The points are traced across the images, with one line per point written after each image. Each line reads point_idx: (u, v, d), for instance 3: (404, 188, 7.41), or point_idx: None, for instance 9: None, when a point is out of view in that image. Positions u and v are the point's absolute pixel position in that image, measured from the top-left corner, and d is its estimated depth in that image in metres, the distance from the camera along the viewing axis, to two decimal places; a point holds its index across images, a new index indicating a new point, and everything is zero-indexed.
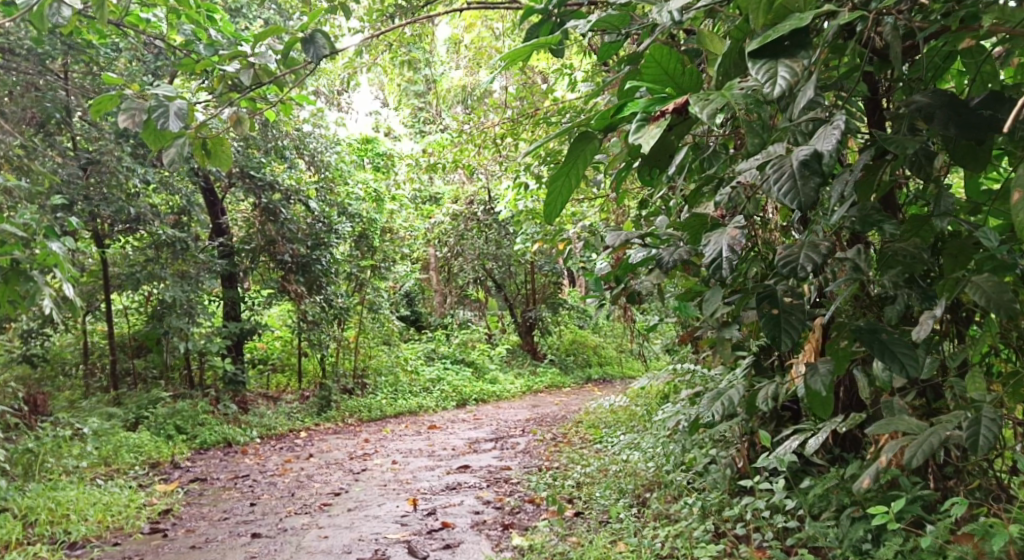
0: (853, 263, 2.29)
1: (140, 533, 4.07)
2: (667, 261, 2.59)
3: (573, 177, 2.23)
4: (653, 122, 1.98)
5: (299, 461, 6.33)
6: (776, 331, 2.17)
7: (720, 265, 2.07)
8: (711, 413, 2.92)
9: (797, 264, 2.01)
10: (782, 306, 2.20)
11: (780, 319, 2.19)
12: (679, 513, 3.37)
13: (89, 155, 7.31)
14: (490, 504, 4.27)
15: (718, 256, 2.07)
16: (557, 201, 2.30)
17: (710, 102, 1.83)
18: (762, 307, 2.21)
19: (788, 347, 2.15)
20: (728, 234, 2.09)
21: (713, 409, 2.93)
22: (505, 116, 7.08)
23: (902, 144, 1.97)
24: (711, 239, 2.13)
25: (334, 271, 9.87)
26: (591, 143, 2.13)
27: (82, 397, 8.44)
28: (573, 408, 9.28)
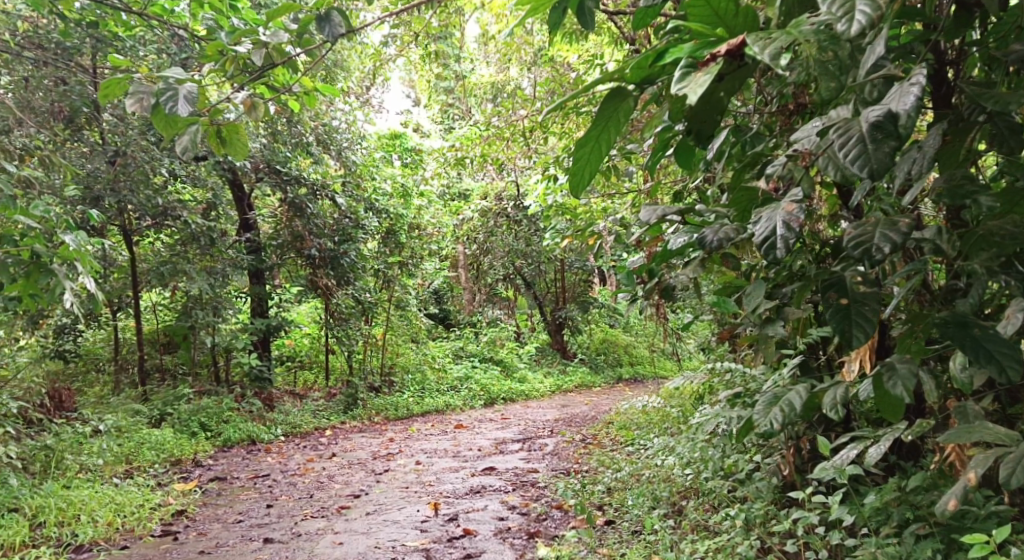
0: (934, 245, 2.06)
1: (151, 536, 3.92)
2: (712, 240, 2.28)
3: (603, 143, 1.93)
4: (702, 69, 1.69)
5: (321, 461, 6.16)
6: (846, 323, 1.96)
7: (773, 243, 1.84)
8: (770, 423, 2.54)
9: (870, 244, 1.77)
10: (851, 295, 1.98)
11: (850, 309, 1.97)
12: (720, 525, 3.13)
13: (113, 147, 7.22)
14: (515, 510, 4.06)
15: (771, 234, 1.85)
16: (584, 173, 2.01)
17: (773, 41, 1.63)
18: (828, 297, 1.99)
19: (862, 342, 1.92)
20: (784, 209, 1.86)
21: (771, 418, 2.55)
22: (535, 109, 6.83)
23: (1002, 101, 1.77)
24: (764, 215, 1.89)
25: (361, 267, 9.71)
26: (624, 100, 1.85)
27: (109, 393, 8.38)
28: (604, 408, 9.04)
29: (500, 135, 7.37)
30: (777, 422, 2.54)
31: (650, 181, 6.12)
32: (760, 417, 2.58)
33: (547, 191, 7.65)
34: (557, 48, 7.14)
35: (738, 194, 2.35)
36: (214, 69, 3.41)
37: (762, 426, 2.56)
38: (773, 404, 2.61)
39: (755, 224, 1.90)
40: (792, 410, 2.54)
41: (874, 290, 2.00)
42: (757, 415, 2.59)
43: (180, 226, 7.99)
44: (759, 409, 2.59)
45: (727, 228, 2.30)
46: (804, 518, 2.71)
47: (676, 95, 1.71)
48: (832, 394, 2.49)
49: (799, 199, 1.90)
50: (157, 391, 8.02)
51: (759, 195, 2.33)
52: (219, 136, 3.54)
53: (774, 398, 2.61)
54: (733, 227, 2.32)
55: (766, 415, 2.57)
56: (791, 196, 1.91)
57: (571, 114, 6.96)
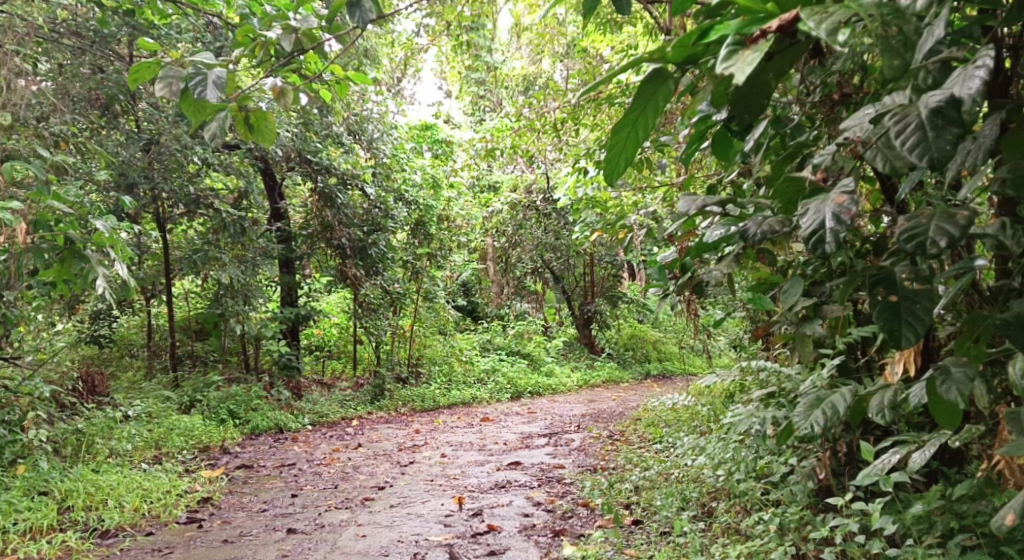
0: (996, 240, 1.99)
1: (176, 523, 3.91)
2: (754, 233, 2.19)
3: (640, 127, 1.85)
4: (750, 47, 1.59)
5: (347, 451, 6.14)
6: (895, 322, 1.84)
7: (820, 238, 1.74)
8: (810, 426, 2.45)
9: (923, 238, 1.67)
10: (901, 292, 1.88)
11: (900, 307, 1.86)
12: (752, 528, 3.05)
13: (146, 135, 7.25)
14: (541, 506, 4.00)
15: (819, 228, 1.74)
16: (619, 158, 1.93)
17: (829, 16, 1.53)
18: (875, 294, 1.89)
19: (912, 341, 1.80)
20: (834, 201, 1.76)
21: (813, 421, 2.46)
22: (567, 100, 6.72)
23: None
24: (812, 207, 1.79)
25: (390, 257, 9.70)
26: (664, 82, 1.76)
27: (140, 378, 8.46)
28: (632, 404, 8.93)
29: (532, 127, 7.27)
30: (819, 425, 2.44)
31: (683, 175, 6.01)
32: (800, 420, 2.50)
33: (578, 184, 7.56)
34: (590, 40, 7.02)
35: (782, 186, 2.14)
36: (243, 54, 3.37)
37: (803, 429, 2.48)
38: (815, 406, 2.51)
39: (801, 217, 1.79)
40: (836, 412, 2.44)
41: (926, 287, 1.88)
42: (797, 418, 2.50)
43: (212, 214, 8.02)
44: (799, 411, 2.50)
45: (773, 221, 2.18)
46: (842, 524, 2.62)
47: (721, 74, 1.61)
48: (879, 398, 2.38)
49: (850, 190, 1.78)
50: (186, 378, 8.08)
51: (807, 188, 2.13)
52: (246, 122, 3.49)
53: (816, 399, 2.51)
54: (778, 219, 2.19)
55: (807, 418, 2.48)
56: (841, 187, 1.80)
57: (603, 106, 6.84)
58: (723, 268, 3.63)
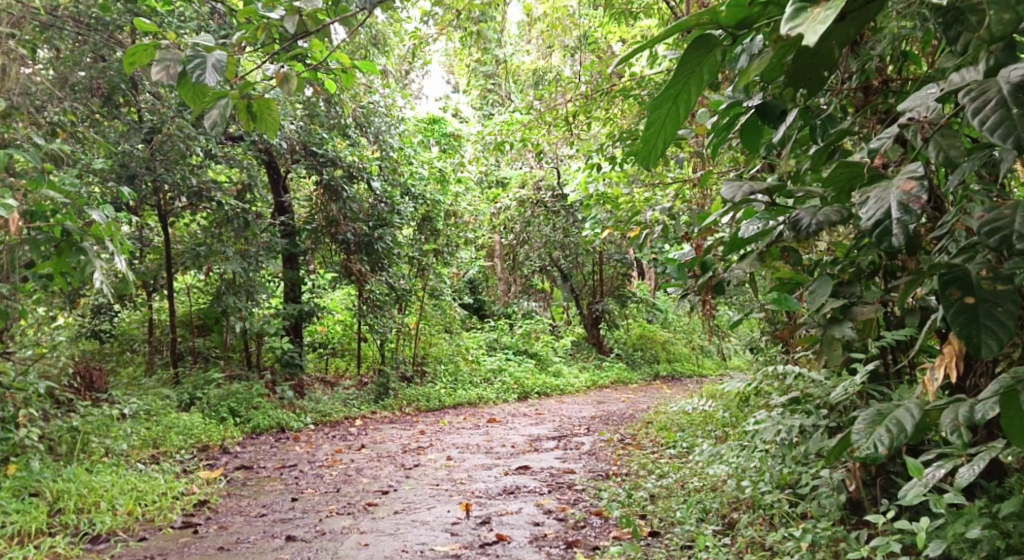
0: None
1: (171, 527, 3.75)
2: (807, 224, 2.07)
3: (683, 103, 1.67)
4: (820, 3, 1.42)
5: (350, 451, 5.98)
6: (973, 328, 1.73)
7: (887, 229, 1.60)
8: (874, 446, 1.92)
9: (1008, 234, 1.60)
10: (978, 294, 1.75)
11: (978, 310, 1.74)
12: (780, 544, 2.89)
13: (148, 124, 7.09)
14: (551, 515, 3.83)
15: (884, 218, 1.64)
16: (658, 140, 1.75)
17: None
18: (950, 295, 1.77)
19: (993, 350, 1.69)
20: (899, 188, 1.65)
21: (876, 439, 1.93)
22: (579, 93, 6.51)
23: None
24: (874, 195, 1.68)
25: (396, 253, 9.53)
26: (712, 50, 1.59)
27: (142, 374, 8.31)
28: (641, 407, 8.75)
29: (542, 120, 7.06)
30: (884, 445, 1.92)
31: (699, 170, 5.83)
32: (858, 438, 1.96)
33: (588, 180, 7.35)
34: (603, 31, 6.81)
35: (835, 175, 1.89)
36: (245, 36, 3.13)
37: (863, 450, 1.94)
38: (876, 422, 1.99)
39: (864, 205, 1.68)
40: (904, 430, 1.93)
41: (1009, 288, 1.74)
42: (855, 437, 1.97)
43: (215, 207, 7.86)
44: (858, 429, 1.97)
45: (826, 210, 2.06)
46: (883, 544, 2.46)
47: (786, 36, 1.45)
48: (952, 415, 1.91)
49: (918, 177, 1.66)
50: (188, 375, 7.92)
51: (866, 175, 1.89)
52: (249, 112, 3.25)
53: (877, 414, 2.00)
54: (833, 206, 2.06)
55: (868, 436, 1.95)
56: (906, 172, 1.68)
57: (616, 100, 6.64)
58: (746, 267, 3.47)
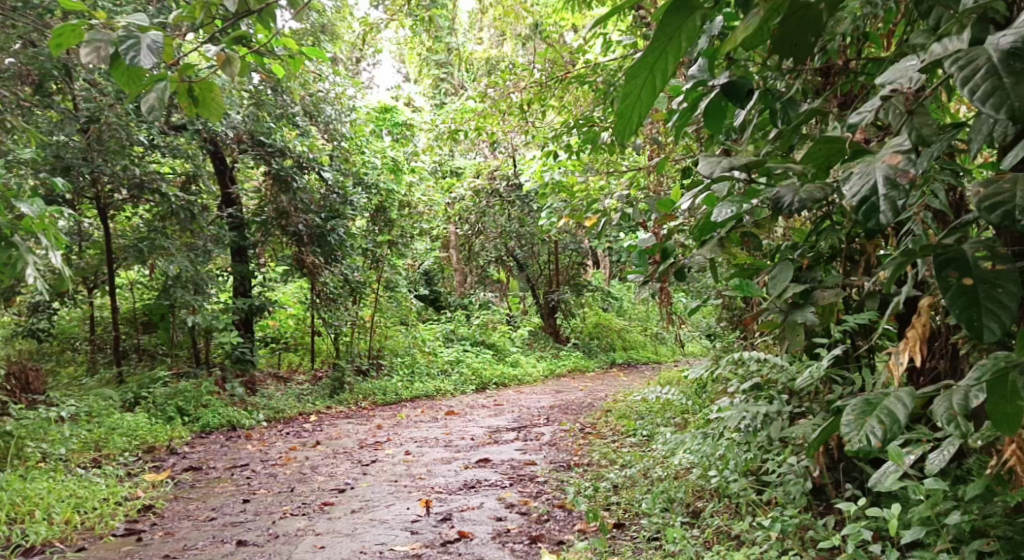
0: None
1: (113, 536, 3.55)
2: (789, 200, 1.95)
3: (662, 72, 1.55)
4: None
5: (305, 449, 5.81)
6: (973, 312, 1.61)
7: (874, 206, 1.57)
8: (869, 439, 1.63)
9: (1011, 207, 1.50)
10: (977, 274, 1.63)
11: (977, 292, 1.61)
12: (748, 534, 2.84)
13: (85, 113, 6.79)
14: (514, 509, 3.74)
15: (870, 195, 1.58)
16: (634, 113, 1.61)
17: None
18: (948, 277, 1.64)
19: (999, 334, 1.58)
20: (885, 162, 1.59)
21: (870, 431, 1.65)
22: (534, 80, 6.41)
23: None
24: (859, 169, 1.63)
25: (349, 245, 9.33)
26: (692, 14, 1.50)
27: (84, 374, 7.99)
28: (600, 395, 8.72)
29: (497, 107, 6.94)
30: (879, 438, 1.64)
31: (656, 157, 5.78)
32: (848, 430, 1.67)
33: (545, 168, 7.25)
34: (557, 16, 6.70)
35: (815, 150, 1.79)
36: (182, 15, 2.92)
37: (855, 444, 1.65)
38: (864, 411, 1.71)
39: (848, 180, 1.62)
40: (899, 421, 1.67)
41: (1006, 268, 1.63)
42: (844, 428, 1.67)
43: (158, 199, 7.57)
44: (847, 420, 1.68)
45: (805, 188, 1.97)
46: (854, 532, 2.41)
47: None
48: (945, 403, 1.70)
49: (903, 150, 1.63)
50: (133, 374, 7.64)
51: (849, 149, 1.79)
52: (190, 96, 3.00)
53: (867, 404, 1.71)
54: (813, 184, 1.98)
55: (859, 427, 1.67)
56: (892, 146, 1.63)
57: (571, 87, 6.56)
58: (708, 252, 3.42)
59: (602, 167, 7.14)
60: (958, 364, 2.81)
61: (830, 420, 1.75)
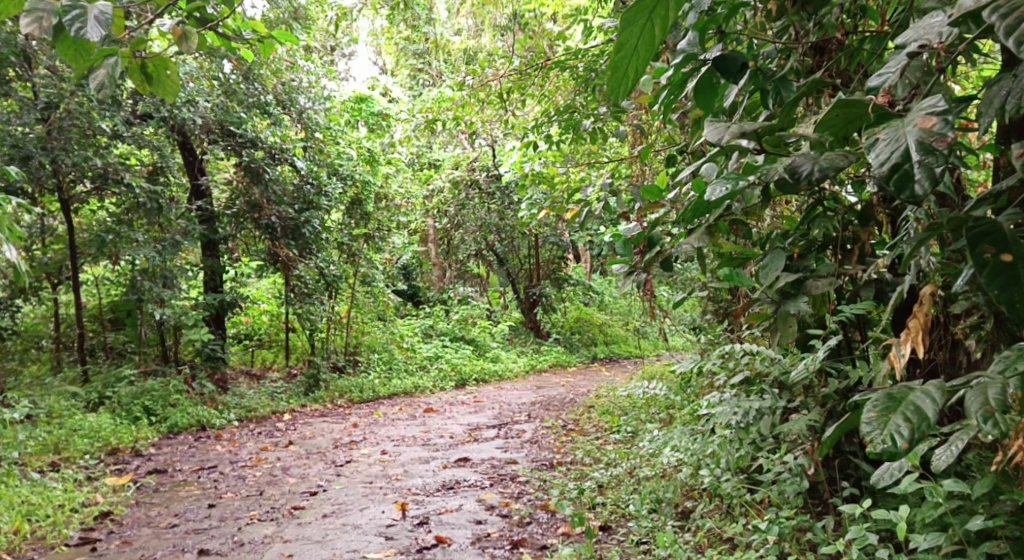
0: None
1: (65, 546, 3.33)
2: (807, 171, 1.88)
3: (661, 18, 1.46)
4: None
5: (276, 449, 5.59)
6: (1014, 291, 1.51)
7: (906, 173, 1.46)
8: (895, 441, 1.50)
9: None
10: (1015, 249, 1.52)
11: (1018, 269, 1.51)
12: (743, 537, 2.70)
13: (43, 100, 6.50)
14: (494, 511, 3.57)
15: (903, 162, 1.47)
16: (628, 64, 1.54)
17: None
18: (983, 254, 1.54)
19: None
20: (918, 126, 1.48)
21: (895, 431, 1.51)
22: (513, 67, 6.22)
23: None
24: (887, 134, 1.51)
25: (325, 238, 9.09)
26: None
27: (48, 373, 7.70)
28: (582, 390, 8.57)
29: (474, 96, 6.74)
30: (904, 438, 1.50)
31: (638, 145, 5.62)
32: (870, 429, 1.54)
33: (524, 159, 7.06)
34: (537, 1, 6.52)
35: (836, 112, 1.67)
36: None
37: (879, 445, 1.51)
38: (888, 407, 1.58)
39: (875, 147, 1.51)
40: (926, 418, 1.53)
41: None
42: (866, 427, 1.53)
43: (123, 191, 7.30)
44: (868, 418, 1.55)
45: (825, 157, 1.90)
46: (857, 535, 2.27)
47: None
48: (980, 398, 1.55)
49: (938, 112, 1.52)
50: (98, 373, 7.38)
51: (873, 113, 1.64)
52: (143, 73, 2.76)
53: (891, 399, 1.57)
54: (833, 153, 1.91)
55: (882, 426, 1.53)
56: (923, 108, 1.52)
57: (551, 74, 6.38)
58: (694, 241, 3.30)
59: (581, 157, 6.97)
60: (957, 355, 2.67)
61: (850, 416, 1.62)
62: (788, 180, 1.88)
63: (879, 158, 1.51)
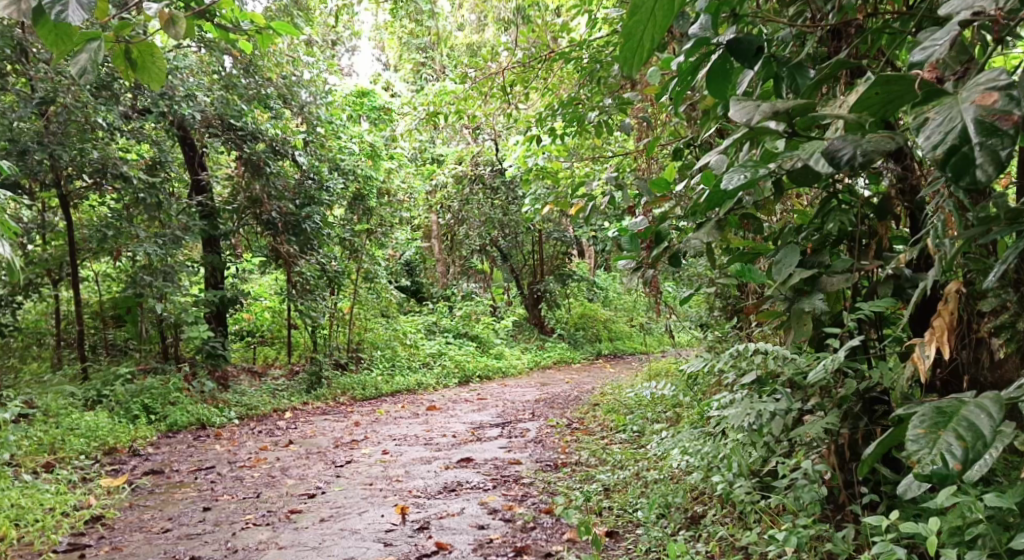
0: None
1: (54, 552, 3.23)
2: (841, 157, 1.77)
3: None
4: None
5: (276, 449, 5.49)
6: None
7: (966, 158, 1.39)
8: (945, 460, 1.52)
9: None
10: None
11: None
12: (758, 546, 2.59)
13: (40, 93, 6.40)
14: (497, 515, 3.46)
15: (961, 145, 1.39)
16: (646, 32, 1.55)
17: None
18: None
19: None
20: (977, 105, 1.40)
21: (945, 450, 1.54)
22: (516, 59, 6.10)
23: None
24: (940, 114, 1.42)
25: (327, 234, 8.98)
26: None
27: (47, 371, 7.60)
28: (587, 388, 8.45)
29: (477, 90, 6.59)
30: (955, 458, 1.53)
31: (645, 138, 5.49)
32: (919, 447, 1.56)
33: (528, 153, 6.93)
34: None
35: (876, 89, 1.55)
36: None
37: (927, 464, 1.54)
38: (936, 424, 1.60)
39: (927, 128, 1.42)
40: (977, 437, 1.56)
41: None
42: (915, 445, 1.55)
43: (122, 186, 7.19)
44: (917, 435, 1.57)
45: (868, 139, 1.78)
46: (883, 548, 2.15)
47: None
48: None
49: (998, 86, 1.42)
50: (98, 370, 7.29)
51: (918, 90, 1.54)
52: (128, 58, 2.64)
53: (939, 415, 1.60)
54: (877, 135, 1.79)
55: (931, 445, 1.55)
56: (980, 83, 1.43)
57: (555, 66, 6.25)
58: (704, 237, 3.25)
59: (586, 151, 6.83)
60: (980, 353, 2.54)
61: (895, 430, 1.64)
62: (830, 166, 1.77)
63: (931, 139, 1.42)
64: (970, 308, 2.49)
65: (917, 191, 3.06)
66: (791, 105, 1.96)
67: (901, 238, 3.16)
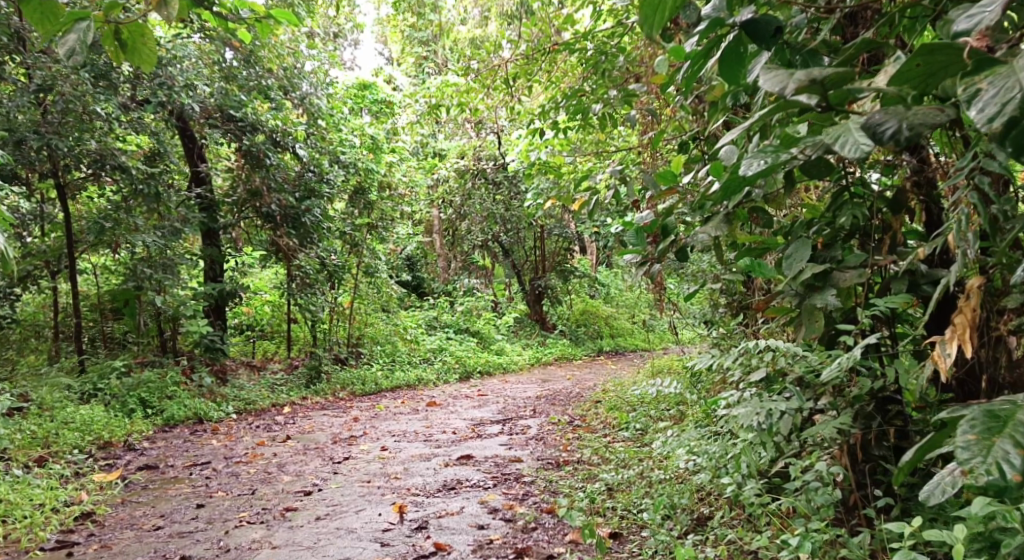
0: None
1: (40, 551, 3.14)
2: (886, 131, 1.67)
3: None
4: None
5: (273, 444, 5.40)
6: None
7: None
8: (1002, 469, 1.49)
9: None
10: None
11: None
12: (769, 550, 2.51)
13: (37, 82, 6.29)
14: (497, 514, 3.38)
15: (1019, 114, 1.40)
16: None
17: None
18: None
19: None
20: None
21: (1003, 458, 1.50)
22: (520, 50, 6.00)
23: None
24: (994, 84, 1.43)
25: (327, 227, 8.88)
26: None
27: (42, 364, 7.51)
28: (589, 385, 8.35)
29: (480, 82, 6.47)
30: (1012, 467, 1.48)
31: (651, 130, 5.38)
32: (972, 455, 1.53)
33: (530, 147, 6.82)
34: None
35: (918, 60, 1.52)
36: None
37: (981, 474, 1.51)
38: (990, 429, 1.57)
39: (979, 100, 1.42)
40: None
41: None
42: (967, 453, 1.54)
43: (120, 177, 7.11)
44: (968, 442, 1.55)
45: (915, 113, 1.68)
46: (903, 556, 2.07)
47: None
48: None
49: None
50: (94, 363, 7.20)
51: (964, 59, 1.51)
52: (116, 38, 2.55)
53: (993, 420, 1.57)
54: (925, 106, 1.69)
55: (985, 452, 1.53)
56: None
57: (560, 58, 6.14)
58: (711, 231, 3.19)
59: (589, 146, 6.72)
60: (999, 353, 2.45)
61: (942, 436, 1.62)
62: (873, 140, 1.66)
63: (985, 112, 1.43)
64: (993, 307, 2.40)
65: (935, 185, 2.97)
66: (827, 75, 1.83)
67: (916, 233, 3.07)
